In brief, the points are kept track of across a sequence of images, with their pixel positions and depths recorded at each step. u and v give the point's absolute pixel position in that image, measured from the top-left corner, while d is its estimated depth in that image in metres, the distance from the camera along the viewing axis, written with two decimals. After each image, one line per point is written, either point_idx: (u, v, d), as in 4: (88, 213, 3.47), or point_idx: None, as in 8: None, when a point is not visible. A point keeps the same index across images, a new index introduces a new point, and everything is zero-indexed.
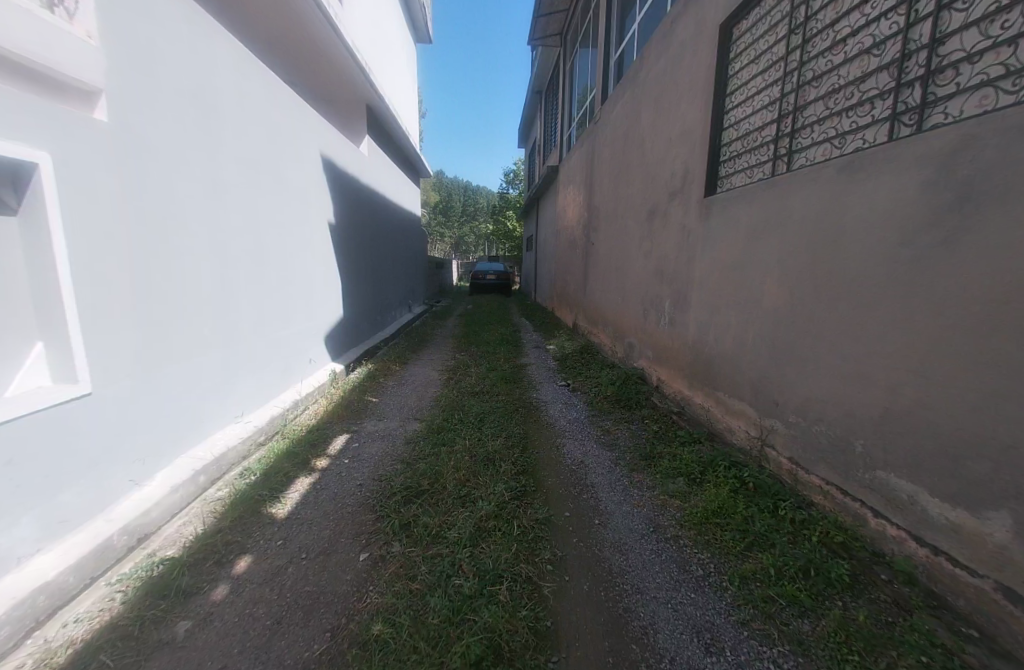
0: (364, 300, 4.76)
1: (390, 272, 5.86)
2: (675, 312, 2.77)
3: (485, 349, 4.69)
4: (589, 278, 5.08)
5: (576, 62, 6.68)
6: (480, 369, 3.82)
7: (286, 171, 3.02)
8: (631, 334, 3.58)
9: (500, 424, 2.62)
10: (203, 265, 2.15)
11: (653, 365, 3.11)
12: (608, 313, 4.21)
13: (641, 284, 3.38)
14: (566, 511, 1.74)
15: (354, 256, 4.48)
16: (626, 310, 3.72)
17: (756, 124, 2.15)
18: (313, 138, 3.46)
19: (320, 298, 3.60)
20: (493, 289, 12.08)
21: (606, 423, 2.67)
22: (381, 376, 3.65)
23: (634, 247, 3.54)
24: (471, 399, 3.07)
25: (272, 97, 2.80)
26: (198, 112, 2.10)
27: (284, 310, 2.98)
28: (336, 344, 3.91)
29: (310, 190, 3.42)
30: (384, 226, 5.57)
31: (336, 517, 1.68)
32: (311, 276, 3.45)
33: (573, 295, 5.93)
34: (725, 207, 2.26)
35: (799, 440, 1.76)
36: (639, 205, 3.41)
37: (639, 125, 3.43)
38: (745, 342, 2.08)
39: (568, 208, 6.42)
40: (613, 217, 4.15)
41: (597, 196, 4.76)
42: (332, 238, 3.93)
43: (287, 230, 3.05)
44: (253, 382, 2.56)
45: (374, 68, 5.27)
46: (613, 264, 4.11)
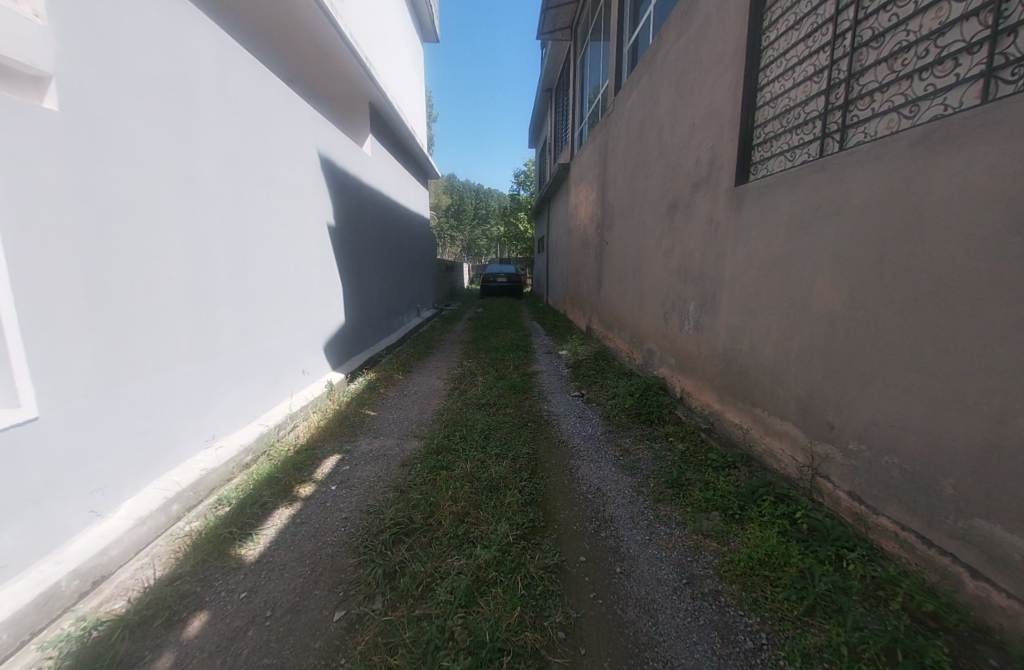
0: (367, 305, 4.57)
1: (396, 276, 5.67)
2: (701, 316, 2.47)
3: (493, 356, 4.44)
4: (603, 279, 4.78)
5: (586, 55, 6.44)
6: (488, 378, 3.58)
7: (275, 169, 2.85)
8: (651, 340, 3.27)
9: (506, 442, 2.36)
10: (177, 270, 1.98)
11: (677, 375, 2.81)
12: (625, 316, 3.91)
13: (662, 286, 3.09)
14: (579, 555, 1.47)
15: (356, 259, 4.30)
16: (645, 314, 3.41)
17: (798, 99, 1.85)
18: (307, 136, 3.29)
19: (316, 304, 3.41)
20: (505, 292, 11.83)
21: (625, 441, 2.38)
22: (382, 386, 3.43)
23: (653, 245, 3.24)
24: (475, 413, 2.82)
25: (258, 90, 2.64)
26: (172, 104, 1.94)
27: (274, 317, 2.81)
28: (336, 352, 3.72)
29: (302, 190, 3.25)
30: (389, 228, 5.39)
31: (313, 561, 1.46)
32: (306, 281, 3.27)
33: (586, 297, 5.64)
34: (761, 196, 1.96)
35: (863, 473, 1.46)
36: (659, 198, 3.12)
37: (658, 112, 3.15)
38: (790, 352, 1.77)
39: (580, 206, 6.14)
40: (629, 213, 3.86)
41: (610, 192, 4.48)
42: (331, 241, 3.76)
43: (276, 232, 2.87)
44: (236, 396, 2.37)
45: (378, 66, 5.12)
46: (630, 263, 3.82)
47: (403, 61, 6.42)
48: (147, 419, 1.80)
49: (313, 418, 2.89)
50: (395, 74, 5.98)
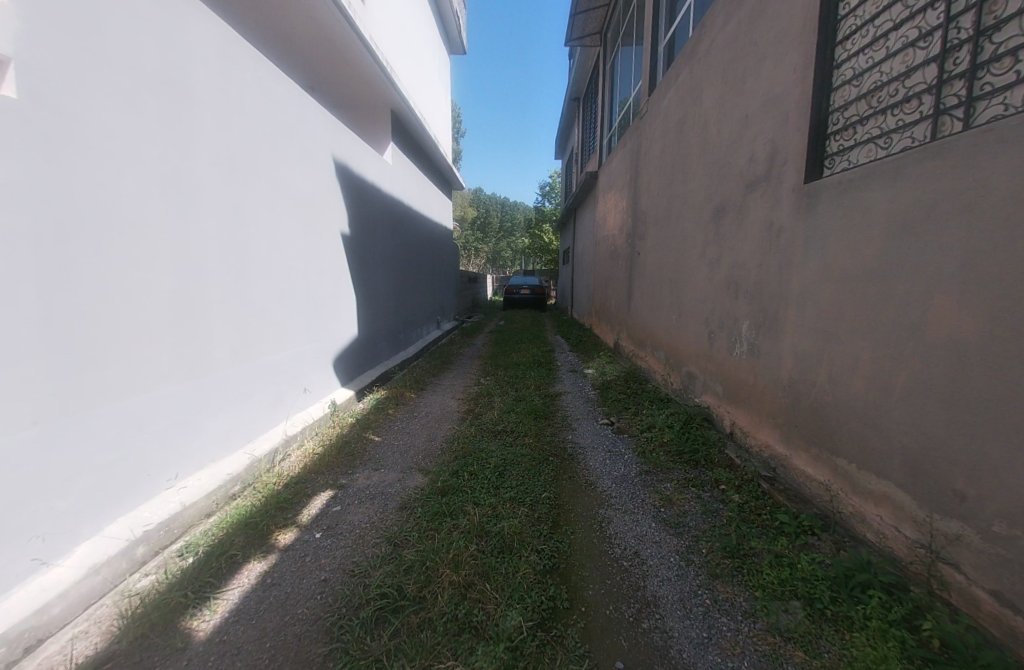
0: (383, 318, 4.36)
1: (415, 287, 5.48)
2: (760, 339, 2.07)
3: (514, 373, 4.13)
4: (634, 293, 4.39)
5: (617, 59, 6.16)
6: (506, 400, 3.25)
7: (279, 173, 2.71)
8: (692, 363, 2.86)
9: (524, 481, 2.02)
10: (163, 278, 1.81)
11: (727, 406, 2.38)
12: (661, 334, 3.50)
13: (705, 303, 2.69)
14: (614, 660, 1.11)
15: (372, 269, 4.11)
16: (684, 335, 3.01)
17: (894, 73, 1.44)
18: (314, 141, 3.14)
19: (325, 316, 3.22)
20: (529, 304, 11.55)
21: (665, 487, 1.99)
22: (392, 406, 3.18)
23: (695, 255, 2.85)
24: (490, 441, 2.50)
25: (260, 91, 2.51)
26: (158, 100, 1.79)
27: (277, 329, 2.62)
28: (346, 367, 3.50)
29: (312, 197, 3.11)
30: (409, 238, 5.21)
31: (273, 646, 1.16)
32: (314, 293, 3.08)
33: (615, 311, 5.25)
34: (843, 194, 1.57)
35: (1021, 574, 1.02)
36: (702, 203, 2.75)
37: (701, 107, 2.80)
38: (891, 394, 1.36)
39: (609, 215, 5.79)
40: (665, 221, 3.48)
41: (643, 198, 4.13)
42: (345, 250, 3.58)
43: (281, 239, 2.71)
44: (226, 418, 2.16)
45: (401, 74, 5.03)
46: (665, 277, 3.44)
47: (429, 71, 6.33)
48: (117, 447, 1.60)
49: (313, 443, 2.64)
50: (421, 83, 5.90)
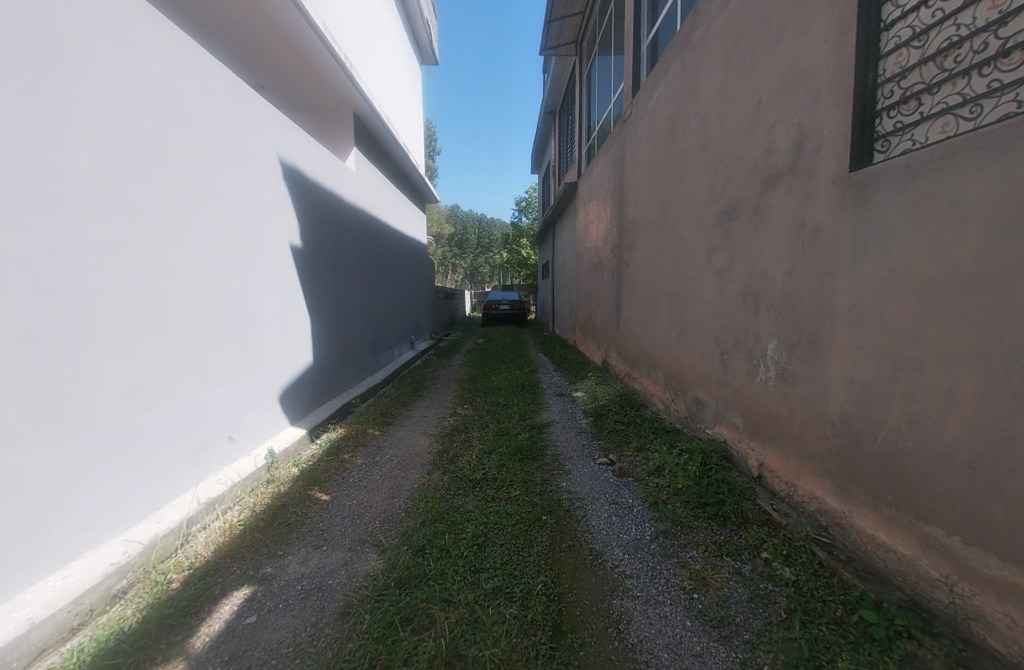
0: (345, 340, 3.82)
1: (384, 304, 4.97)
2: (795, 362, 1.71)
3: (494, 399, 3.66)
4: (623, 308, 4.04)
5: (593, 68, 5.99)
6: (486, 436, 2.77)
7: (209, 174, 2.22)
8: (700, 388, 2.48)
9: (512, 556, 1.54)
10: (11, 300, 1.29)
11: (753, 442, 1.99)
12: (658, 353, 3.13)
13: (714, 318, 2.33)
14: None
15: (331, 285, 3.60)
16: (689, 356, 2.63)
17: (978, 25, 1.15)
18: (257, 137, 2.67)
19: (270, 343, 2.70)
20: (507, 320, 11.16)
21: (691, 556, 1.56)
22: (351, 447, 2.63)
23: (699, 264, 2.51)
24: (468, 493, 2.02)
25: (183, 72, 2.05)
26: (13, 59, 1.32)
27: (201, 364, 2.09)
28: (297, 401, 2.94)
29: (254, 205, 2.62)
30: (376, 252, 4.72)
31: None
32: (254, 316, 2.55)
33: (601, 327, 4.89)
34: (912, 182, 1.25)
35: None
36: (705, 205, 2.43)
37: (698, 100, 2.52)
38: (1021, 441, 0.99)
39: (591, 226, 5.50)
40: (658, 228, 3.15)
41: (630, 205, 3.82)
42: (297, 265, 3.07)
43: (209, 252, 2.20)
44: (120, 487, 1.61)
45: (367, 77, 4.65)
46: (661, 290, 3.09)
47: (398, 76, 5.96)
48: None
49: (243, 506, 2.06)
50: (389, 88, 5.53)
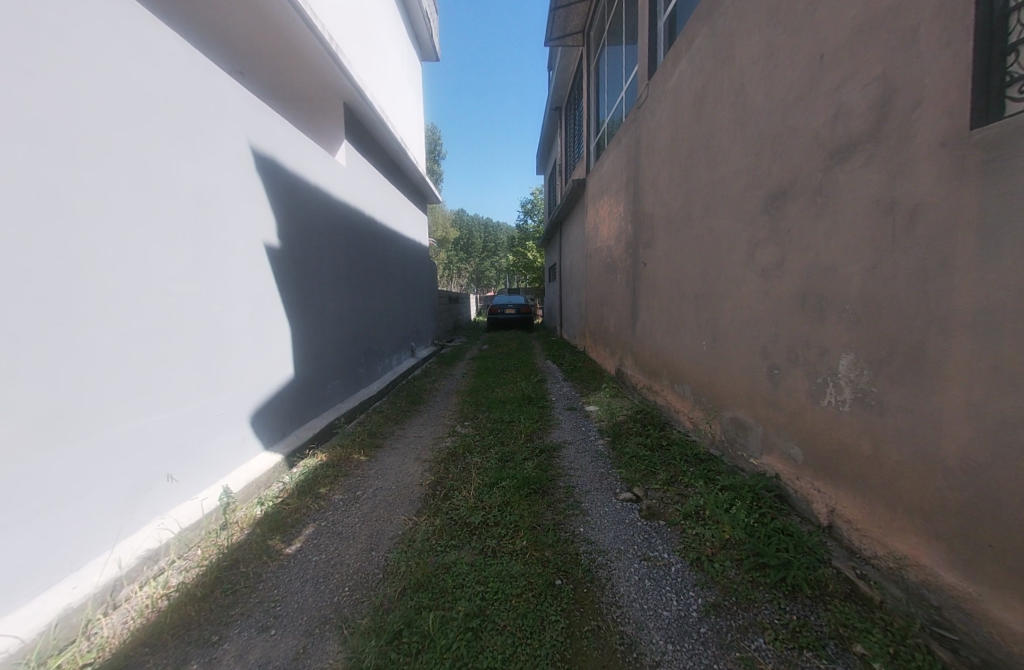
0: (333, 350, 3.46)
1: (380, 310, 4.62)
2: (885, 383, 1.31)
3: (498, 415, 3.27)
4: (639, 313, 3.64)
5: (602, 57, 5.61)
6: (487, 462, 2.38)
7: (156, 161, 1.87)
8: (741, 407, 2.08)
9: (517, 650, 1.15)
10: None
11: (820, 481, 1.58)
12: (684, 364, 2.73)
13: (759, 324, 1.93)
14: None
15: (317, 290, 3.25)
16: (725, 369, 2.23)
17: None
18: (222, 121, 2.33)
19: (239, 357, 2.35)
20: (514, 325, 10.78)
21: (759, 650, 1.16)
22: (331, 478, 2.26)
23: (737, 260, 2.12)
24: (463, 544, 1.63)
25: (120, 36, 1.71)
26: None
27: (147, 386, 1.74)
28: (272, 421, 2.60)
29: (218, 200, 2.27)
30: (371, 253, 4.37)
31: None
32: (217, 326, 2.19)
33: (614, 333, 4.49)
34: None
35: None
36: (745, 190, 2.04)
37: (734, 68, 2.13)
38: None
39: (602, 223, 5.11)
40: (682, 222, 2.76)
41: (647, 198, 3.43)
42: (273, 267, 2.72)
43: (159, 253, 1.86)
44: (19, 551, 1.25)
45: (359, 66, 4.32)
46: (686, 291, 2.70)
47: (396, 68, 5.65)
48: None
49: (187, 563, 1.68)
50: (385, 81, 5.21)
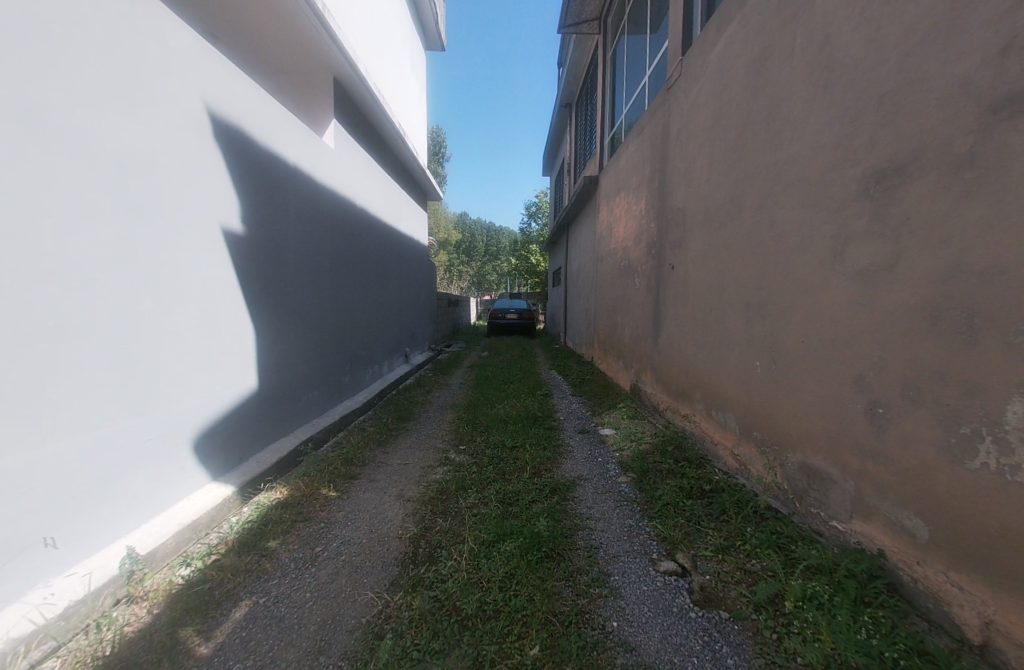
0: (311, 356, 2.98)
1: (371, 312, 4.16)
2: None
3: (500, 438, 2.79)
4: (663, 323, 3.18)
5: (621, 45, 5.19)
6: (485, 507, 1.88)
7: (64, 107, 1.40)
8: (818, 452, 1.61)
9: None
10: None
11: (962, 577, 1.12)
12: (725, 387, 2.27)
13: (851, 346, 1.48)
14: None
15: (294, 286, 2.78)
16: (789, 400, 1.77)
17: None
18: (171, 72, 1.86)
19: (181, 366, 1.86)
20: (515, 331, 10.32)
21: None
22: (289, 520, 1.78)
23: (813, 264, 1.67)
24: (452, 653, 1.13)
25: None
26: None
27: (25, 410, 1.25)
28: (228, 444, 2.13)
29: (161, 170, 1.79)
30: (361, 248, 3.91)
31: None
32: (150, 328, 1.71)
33: (630, 344, 4.03)
34: None
35: None
36: (831, 173, 1.59)
37: (815, 19, 1.68)
38: None
39: (617, 223, 4.66)
40: (728, 216, 2.30)
41: (679, 192, 2.98)
42: (235, 256, 2.24)
43: (59, 228, 1.37)
44: None
45: (357, 40, 3.87)
46: (731, 301, 2.24)
47: (398, 51, 5.22)
48: None
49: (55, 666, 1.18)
50: (386, 63, 4.77)
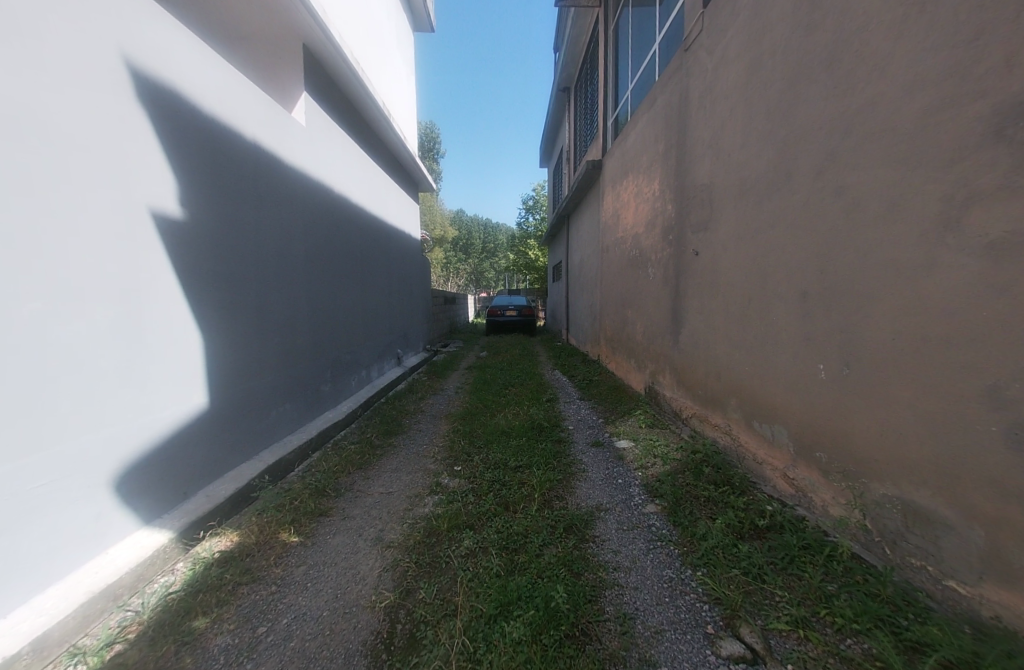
0: (280, 365, 2.58)
1: (355, 313, 3.75)
2: None
3: (501, 456, 2.38)
4: (685, 319, 2.79)
5: (625, 15, 4.74)
6: (485, 557, 1.48)
7: None
8: (919, 484, 1.23)
9: None
10: None
11: None
12: (772, 395, 1.88)
13: (977, 348, 1.09)
14: None
15: (256, 283, 2.36)
16: (872, 414, 1.38)
17: None
18: (80, 10, 1.43)
19: (91, 389, 1.44)
20: (514, 328, 9.93)
21: None
22: (231, 581, 1.37)
23: (905, 238, 1.28)
24: None
25: None
26: None
27: None
28: (170, 477, 1.73)
29: (55, 133, 1.35)
30: (340, 241, 3.49)
31: None
32: (42, 343, 1.29)
33: (642, 342, 3.64)
34: None
35: None
36: (939, 116, 1.18)
37: None
38: None
39: (625, 209, 4.24)
40: (773, 189, 1.90)
41: (703, 166, 2.57)
42: (176, 249, 1.81)
43: None
44: None
45: (337, 8, 3.42)
46: (778, 291, 1.85)
47: (382, 26, 4.77)
48: None
49: None
50: (370, 37, 4.33)
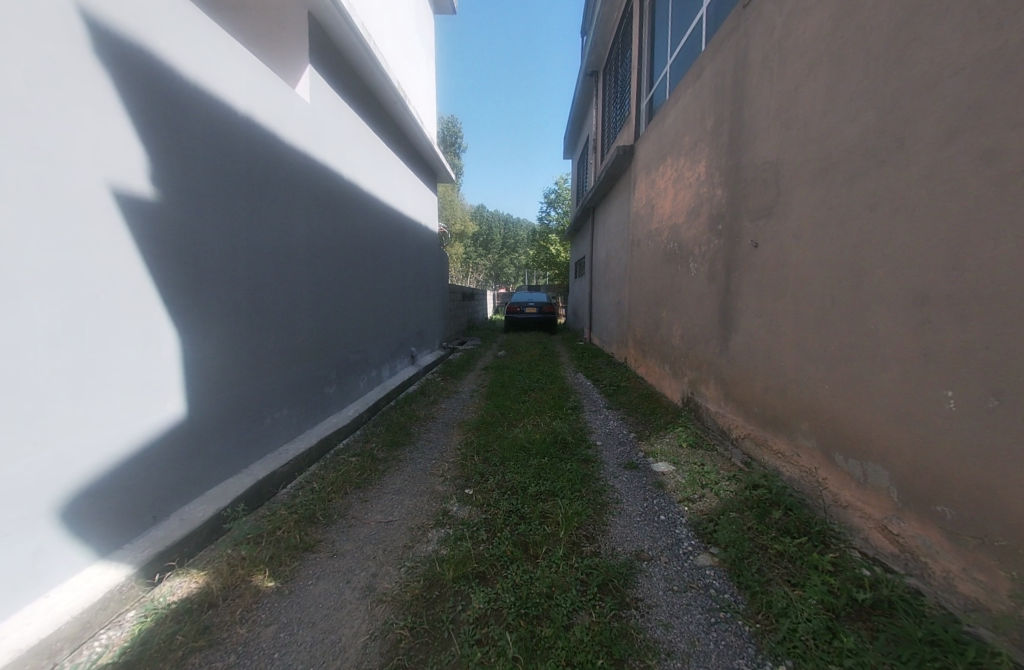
0: (278, 367, 2.33)
1: (364, 309, 3.50)
2: None
3: (520, 478, 2.06)
4: (736, 323, 2.39)
5: None
6: (497, 630, 1.15)
7: None
8: None
9: None
10: None
11: None
12: (864, 425, 1.49)
13: None
14: None
15: (247, 277, 2.10)
16: None
17: None
18: None
19: (30, 404, 1.18)
20: (534, 326, 9.59)
21: None
22: (183, 648, 1.10)
23: None
24: None
25: None
26: None
27: None
28: (136, 502, 1.49)
29: None
30: (348, 232, 3.23)
31: None
32: None
33: (679, 347, 3.25)
34: None
35: None
36: None
37: None
38: None
39: (661, 198, 3.83)
40: (872, 162, 1.49)
41: (766, 142, 2.16)
42: (145, 236, 1.55)
43: None
44: None
45: None
46: (877, 293, 1.45)
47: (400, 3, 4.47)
48: None
49: None
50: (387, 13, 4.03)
